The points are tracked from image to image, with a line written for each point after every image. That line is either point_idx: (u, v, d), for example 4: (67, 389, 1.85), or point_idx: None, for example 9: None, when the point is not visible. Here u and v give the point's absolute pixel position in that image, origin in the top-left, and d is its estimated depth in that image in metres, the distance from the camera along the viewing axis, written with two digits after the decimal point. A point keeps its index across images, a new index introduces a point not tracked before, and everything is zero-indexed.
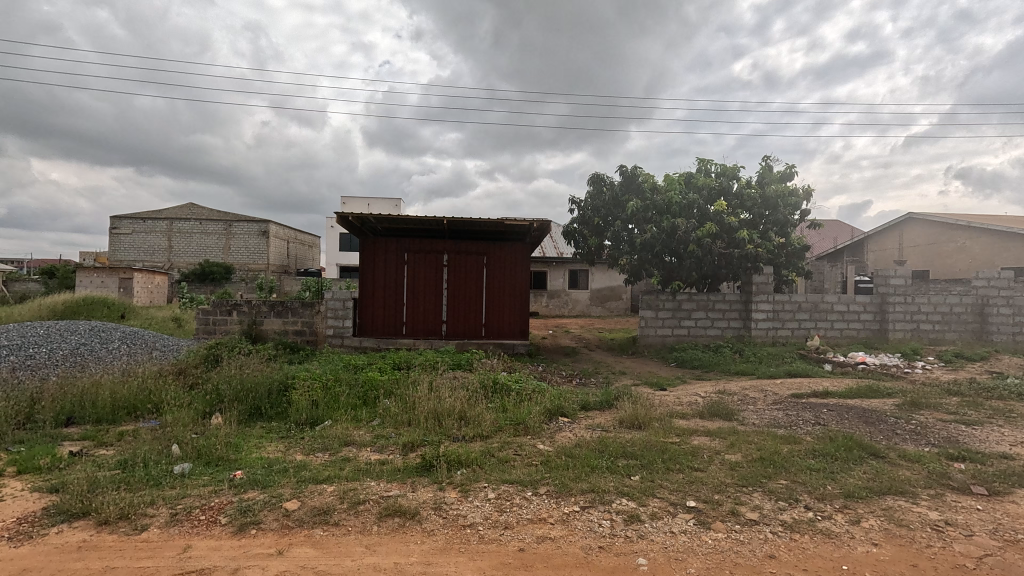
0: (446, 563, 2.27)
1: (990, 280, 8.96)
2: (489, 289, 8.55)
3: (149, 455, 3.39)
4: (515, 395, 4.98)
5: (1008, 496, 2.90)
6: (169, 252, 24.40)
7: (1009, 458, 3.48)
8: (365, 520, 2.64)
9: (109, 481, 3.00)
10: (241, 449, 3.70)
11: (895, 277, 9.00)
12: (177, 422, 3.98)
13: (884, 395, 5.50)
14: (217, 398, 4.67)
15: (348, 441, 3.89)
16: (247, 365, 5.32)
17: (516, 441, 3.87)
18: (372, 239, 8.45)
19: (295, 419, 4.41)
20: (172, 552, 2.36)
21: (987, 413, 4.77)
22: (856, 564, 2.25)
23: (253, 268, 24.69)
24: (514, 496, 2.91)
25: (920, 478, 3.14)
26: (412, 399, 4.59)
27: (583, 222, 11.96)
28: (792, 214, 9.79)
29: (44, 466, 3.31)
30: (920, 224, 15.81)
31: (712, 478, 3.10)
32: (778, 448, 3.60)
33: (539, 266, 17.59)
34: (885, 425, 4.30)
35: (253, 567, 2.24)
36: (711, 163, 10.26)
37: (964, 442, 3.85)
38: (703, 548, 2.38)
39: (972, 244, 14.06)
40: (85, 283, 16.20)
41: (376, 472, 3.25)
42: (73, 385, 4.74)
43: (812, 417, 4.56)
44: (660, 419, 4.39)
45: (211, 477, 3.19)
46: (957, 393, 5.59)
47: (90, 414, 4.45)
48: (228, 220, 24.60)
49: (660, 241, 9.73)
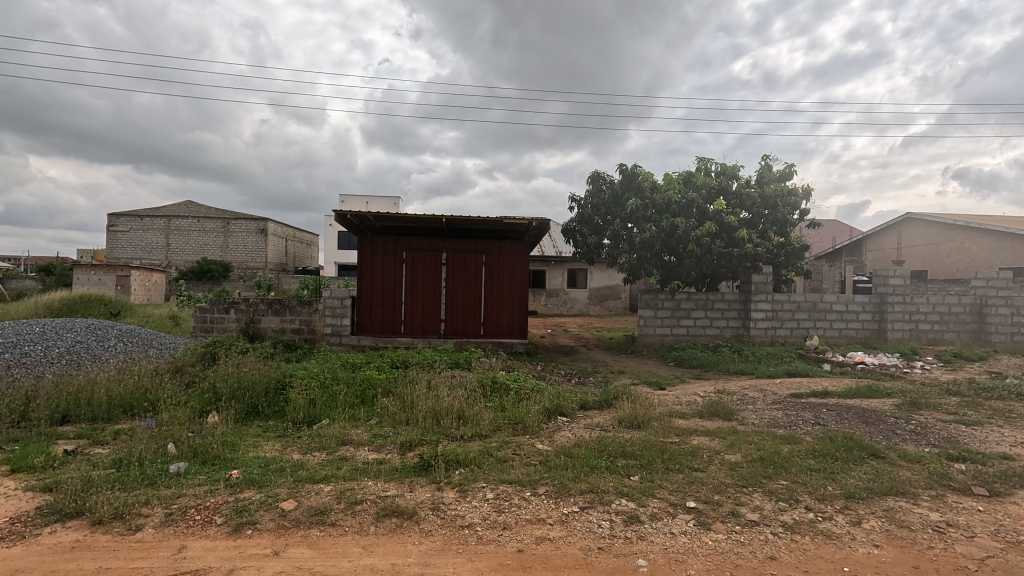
0: (444, 564, 2.24)
1: (989, 280, 8.95)
2: (488, 288, 8.52)
3: (145, 454, 3.35)
4: (514, 394, 4.96)
5: (1009, 497, 2.88)
6: (167, 250, 24.32)
7: (1010, 458, 3.47)
8: (362, 521, 2.61)
9: (104, 480, 2.98)
10: (238, 449, 3.68)
11: (895, 277, 8.99)
12: (173, 421, 3.95)
13: (883, 395, 5.49)
14: (213, 397, 4.64)
15: (345, 440, 3.86)
16: (243, 363, 5.29)
17: (515, 440, 3.85)
18: (371, 238, 8.42)
19: (292, 417, 4.38)
20: (167, 553, 2.33)
21: (988, 414, 4.75)
22: (857, 565, 2.24)
23: (252, 266, 24.62)
24: (513, 496, 2.89)
25: (922, 478, 3.12)
26: (410, 398, 4.56)
27: (583, 222, 11.94)
28: (792, 214, 9.77)
29: (39, 466, 3.28)
30: (919, 224, 15.80)
31: (712, 478, 3.09)
32: (778, 448, 3.58)
33: (538, 266, 17.57)
34: (884, 425, 4.29)
35: (250, 567, 2.22)
36: (711, 162, 10.24)
37: (963, 442, 3.85)
38: (703, 549, 2.36)
39: (970, 244, 14.07)
40: (83, 281, 16.15)
41: (374, 472, 3.22)
42: (68, 384, 4.71)
43: (812, 417, 4.54)
44: (659, 419, 4.37)
45: (207, 476, 3.15)
46: (957, 394, 5.58)
47: (85, 413, 4.42)
48: (226, 219, 24.52)
49: (660, 240, 9.71)
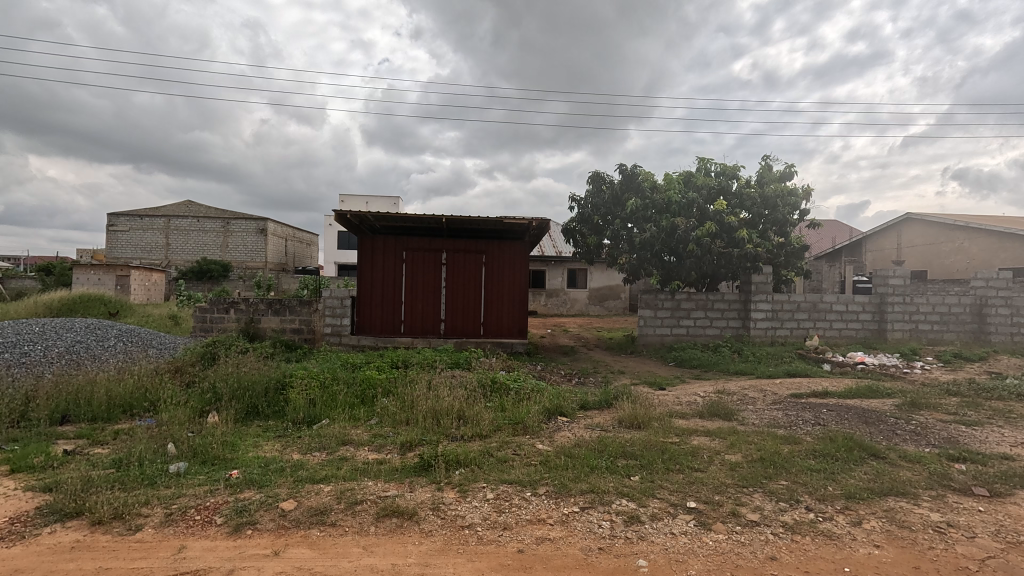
0: (444, 565, 2.24)
1: (989, 280, 8.96)
2: (488, 288, 8.52)
3: (145, 454, 3.35)
4: (514, 394, 4.95)
5: (1010, 497, 2.88)
6: (166, 250, 24.31)
7: (1011, 459, 3.47)
8: (362, 521, 2.61)
9: (104, 480, 2.97)
10: (237, 449, 3.67)
11: (895, 277, 8.99)
12: (173, 421, 3.94)
13: (883, 395, 5.49)
14: (213, 397, 4.64)
15: (345, 440, 3.86)
16: (243, 363, 5.29)
17: (515, 441, 3.85)
18: (371, 237, 8.42)
19: (292, 417, 4.38)
20: (166, 553, 2.33)
21: (988, 415, 4.74)
22: (858, 565, 2.24)
23: (251, 266, 24.62)
24: (513, 496, 2.88)
25: (923, 478, 3.12)
26: (410, 398, 4.56)
27: (583, 221, 11.94)
28: (792, 214, 9.77)
29: (38, 466, 3.28)
30: (919, 224, 15.79)
31: (713, 478, 3.08)
32: (778, 448, 3.58)
33: (538, 266, 17.57)
34: (884, 425, 4.29)
35: (250, 567, 2.22)
36: (711, 162, 10.24)
37: (963, 442, 3.85)
38: (704, 549, 2.35)
39: (970, 244, 14.08)
40: (82, 281, 16.15)
41: (374, 472, 3.22)
42: (67, 384, 4.70)
43: (812, 417, 4.55)
44: (659, 419, 4.37)
45: (207, 476, 3.15)
46: (957, 394, 5.59)
47: (84, 413, 4.41)
48: (226, 219, 24.50)
49: (660, 240, 9.71)
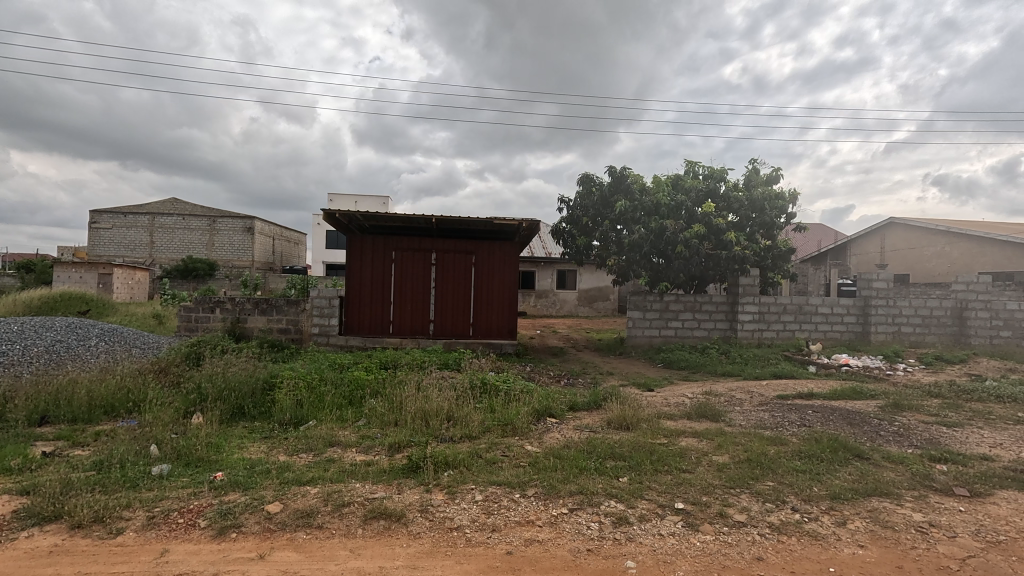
0: (432, 567, 2.23)
1: (969, 285, 9.16)
2: (477, 288, 8.50)
3: (127, 456, 3.29)
4: (503, 395, 4.94)
5: (989, 498, 2.93)
6: (151, 248, 23.93)
7: (989, 459, 3.54)
8: (349, 523, 2.58)
9: (83, 482, 2.91)
10: (222, 450, 3.61)
11: (878, 280, 9.17)
12: (156, 421, 3.87)
13: (866, 396, 5.60)
14: (198, 398, 4.57)
15: (332, 441, 3.83)
16: (231, 362, 5.21)
17: (505, 442, 3.85)
18: (360, 236, 8.35)
19: (279, 419, 4.34)
20: (148, 557, 2.28)
21: (967, 416, 4.85)
22: (843, 565, 2.26)
23: (237, 265, 24.33)
24: (503, 497, 2.88)
25: (906, 479, 3.17)
26: (399, 399, 4.53)
27: (572, 222, 11.96)
28: (778, 217, 9.96)
29: (16, 467, 3.21)
30: (902, 228, 16.05)
31: (701, 479, 3.11)
32: (764, 450, 3.62)
33: (527, 267, 17.59)
34: (868, 426, 4.37)
35: (233, 571, 2.18)
36: (700, 165, 10.35)
37: (945, 443, 3.93)
38: (691, 550, 2.36)
39: (950, 249, 14.39)
40: (63, 278, 15.81)
41: (362, 473, 3.19)
42: (47, 384, 4.60)
43: (798, 418, 4.62)
44: (647, 420, 4.40)
45: (190, 478, 3.10)
46: (937, 394, 5.73)
47: (65, 413, 4.32)
48: (213, 217, 24.23)
49: (649, 242, 9.76)
